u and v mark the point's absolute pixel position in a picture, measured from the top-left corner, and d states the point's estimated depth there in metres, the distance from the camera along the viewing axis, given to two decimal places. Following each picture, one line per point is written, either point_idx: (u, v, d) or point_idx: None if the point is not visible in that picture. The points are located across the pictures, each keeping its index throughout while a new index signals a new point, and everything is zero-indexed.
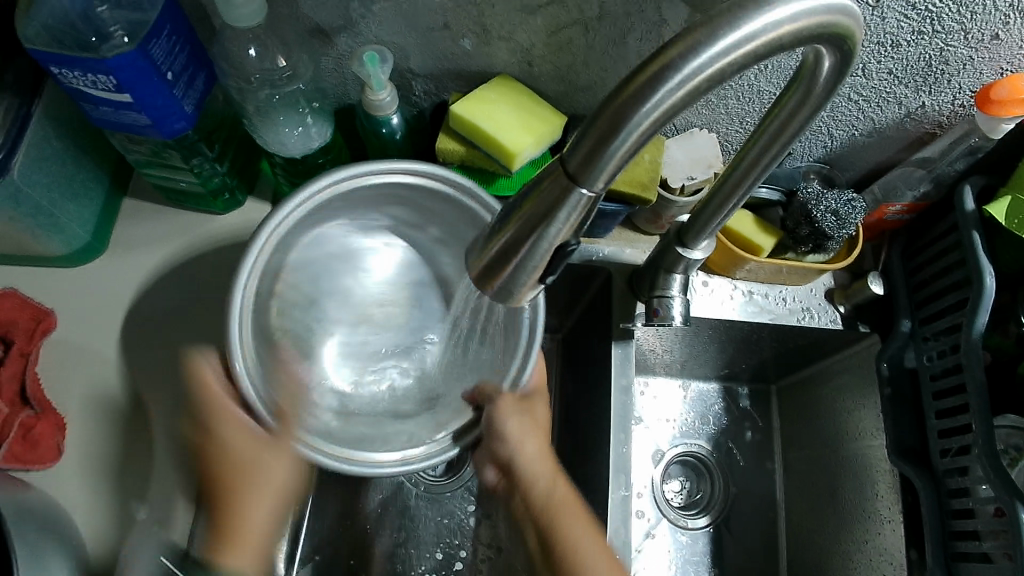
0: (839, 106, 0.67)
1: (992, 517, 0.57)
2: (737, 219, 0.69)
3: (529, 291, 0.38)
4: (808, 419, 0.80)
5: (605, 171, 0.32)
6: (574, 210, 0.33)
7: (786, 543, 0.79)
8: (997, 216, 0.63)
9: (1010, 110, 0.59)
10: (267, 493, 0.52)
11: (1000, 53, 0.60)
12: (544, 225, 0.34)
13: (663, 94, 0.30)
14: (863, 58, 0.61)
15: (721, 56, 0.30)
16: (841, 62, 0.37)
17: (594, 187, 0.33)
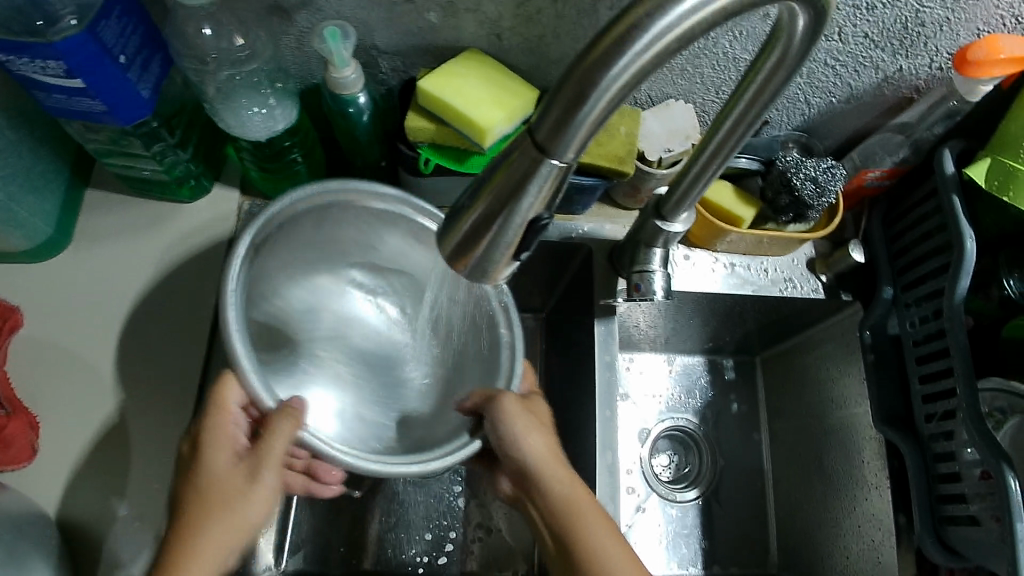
0: (816, 73, 0.66)
1: (977, 480, 0.57)
2: (716, 191, 0.68)
3: (502, 268, 0.37)
4: (792, 388, 0.80)
5: (574, 140, 0.31)
6: (544, 180, 0.32)
7: (775, 513, 0.79)
8: (976, 178, 0.63)
9: (987, 71, 0.58)
10: (232, 526, 0.47)
11: (975, 12, 0.59)
12: (513, 199, 0.33)
13: (630, 56, 0.29)
14: (838, 22, 0.60)
15: (691, 14, 0.29)
16: (812, 21, 0.36)
17: (564, 157, 0.32)
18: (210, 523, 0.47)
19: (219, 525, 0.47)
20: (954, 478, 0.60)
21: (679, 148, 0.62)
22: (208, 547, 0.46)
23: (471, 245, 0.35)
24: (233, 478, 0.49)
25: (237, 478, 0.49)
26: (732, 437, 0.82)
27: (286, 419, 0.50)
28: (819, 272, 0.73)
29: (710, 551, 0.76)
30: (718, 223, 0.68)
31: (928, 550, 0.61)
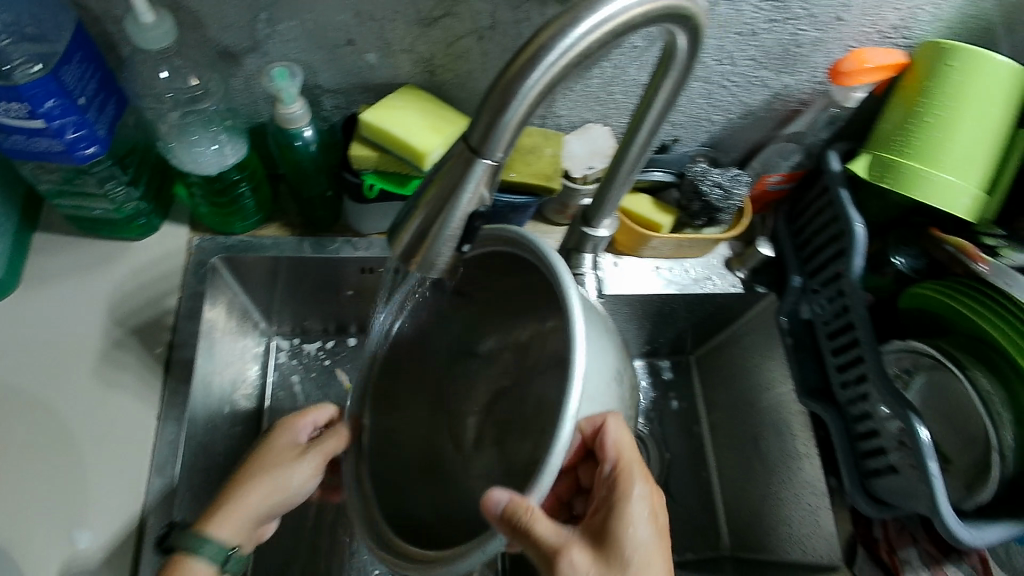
0: (716, 94, 0.74)
1: (894, 436, 0.64)
2: (635, 203, 0.75)
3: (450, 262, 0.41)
4: (724, 382, 0.88)
5: (505, 141, 0.36)
6: (477, 177, 0.37)
7: (721, 497, 0.85)
8: (857, 172, 0.72)
9: (856, 79, 0.68)
10: (271, 484, 0.58)
11: (841, 32, 0.69)
12: (456, 195, 0.37)
13: (542, 70, 0.35)
14: (727, 47, 0.68)
15: (589, 34, 0.35)
16: (692, 40, 0.43)
17: (494, 157, 0.37)
18: (258, 481, 0.57)
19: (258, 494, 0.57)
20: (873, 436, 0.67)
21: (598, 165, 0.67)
22: (247, 497, 0.56)
23: (420, 240, 0.39)
24: (283, 451, 0.61)
25: (286, 452, 0.60)
26: (675, 432, 0.88)
27: (337, 435, 0.61)
28: (735, 270, 0.81)
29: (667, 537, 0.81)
30: (639, 230, 0.74)
31: (860, 505, 0.67)
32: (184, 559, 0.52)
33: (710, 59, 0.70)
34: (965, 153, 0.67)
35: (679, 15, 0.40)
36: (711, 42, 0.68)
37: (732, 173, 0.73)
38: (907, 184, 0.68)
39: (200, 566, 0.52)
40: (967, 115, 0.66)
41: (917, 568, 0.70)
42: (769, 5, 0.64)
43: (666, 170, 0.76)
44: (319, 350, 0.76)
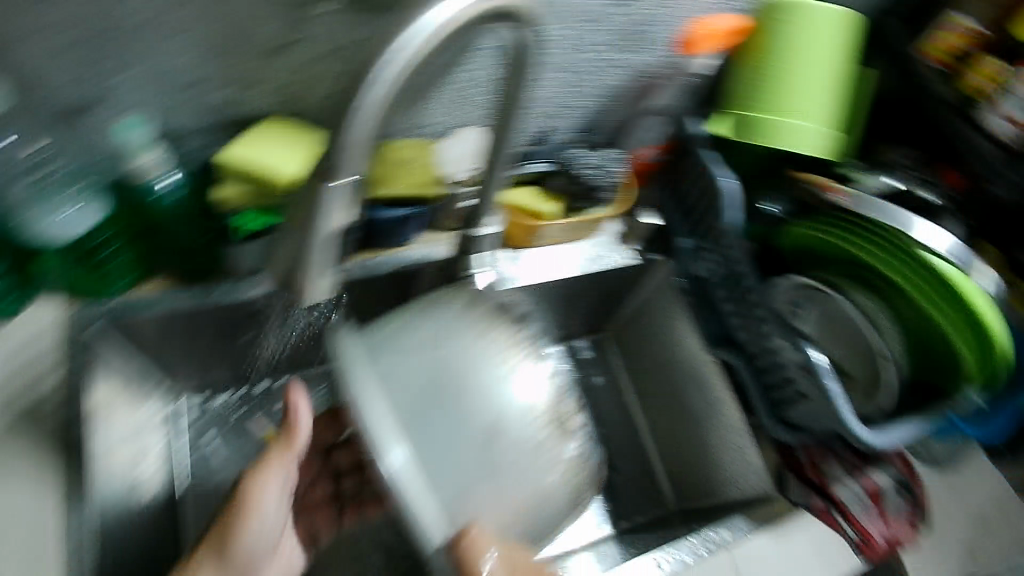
0: (578, 81, 0.76)
1: (800, 366, 0.69)
2: (522, 196, 0.76)
3: (328, 284, 0.44)
4: (639, 349, 0.92)
5: (352, 159, 0.39)
6: (333, 199, 0.39)
7: (660, 458, 0.89)
8: (721, 132, 0.77)
9: (700, 48, 0.74)
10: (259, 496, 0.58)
11: (683, 7, 0.73)
12: (316, 218, 0.39)
13: (370, 90, 0.38)
14: (583, 34, 0.70)
15: (404, 51, 0.38)
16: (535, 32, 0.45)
17: (346, 177, 0.39)
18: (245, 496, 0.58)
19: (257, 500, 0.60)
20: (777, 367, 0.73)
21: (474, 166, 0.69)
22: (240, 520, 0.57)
23: (303, 266, 0.41)
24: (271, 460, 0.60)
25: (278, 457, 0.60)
26: (604, 406, 0.91)
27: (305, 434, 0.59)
28: (631, 243, 0.85)
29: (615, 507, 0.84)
30: (527, 222, 0.75)
31: (773, 428, 0.75)
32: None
33: (564, 49, 0.71)
34: (809, 94, 0.73)
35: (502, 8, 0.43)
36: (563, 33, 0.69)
37: (608, 148, 0.80)
38: (768, 132, 0.74)
39: None
40: (803, 62, 0.72)
41: (844, 480, 0.76)
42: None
43: (545, 160, 0.78)
44: (231, 399, 0.75)
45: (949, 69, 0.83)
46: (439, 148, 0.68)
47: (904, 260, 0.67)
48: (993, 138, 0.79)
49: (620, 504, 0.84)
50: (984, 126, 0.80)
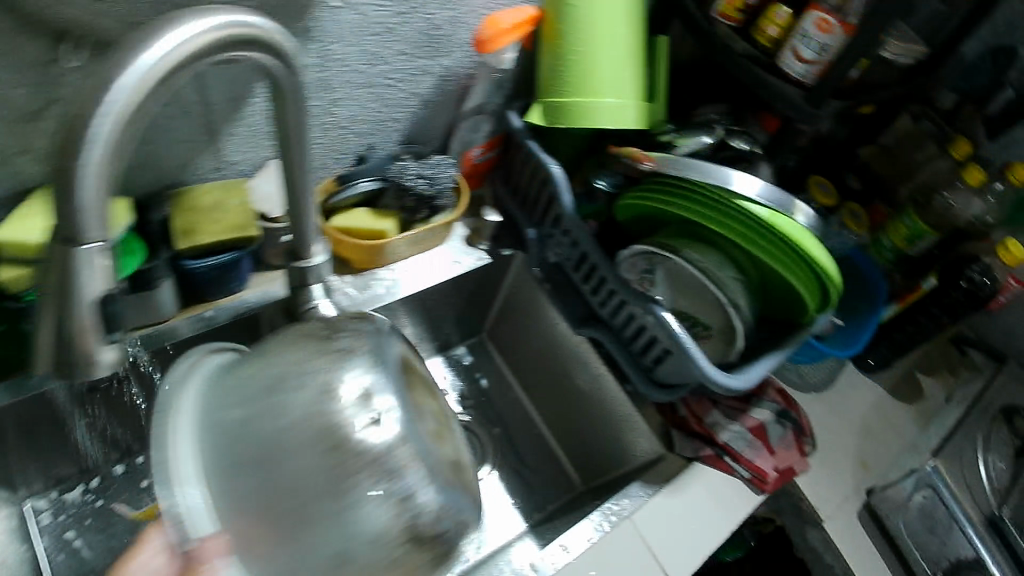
0: (385, 95, 0.73)
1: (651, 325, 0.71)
2: (357, 219, 0.74)
3: (106, 353, 0.40)
4: (516, 343, 0.94)
5: (95, 215, 0.37)
6: (90, 263, 0.38)
7: (558, 442, 0.92)
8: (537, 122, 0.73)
9: (498, 43, 0.69)
10: None
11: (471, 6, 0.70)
12: (73, 285, 0.37)
13: (96, 141, 0.36)
14: (372, 48, 0.67)
15: (131, 94, 0.36)
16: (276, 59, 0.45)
17: (95, 239, 0.38)
18: None
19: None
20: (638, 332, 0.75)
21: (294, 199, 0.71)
22: None
23: (78, 339, 0.38)
24: None
25: None
26: (495, 406, 0.94)
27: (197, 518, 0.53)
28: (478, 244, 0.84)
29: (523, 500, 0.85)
30: (369, 243, 0.74)
31: (653, 393, 0.76)
32: None
33: (358, 65, 0.67)
34: (611, 75, 0.71)
35: (244, 40, 0.41)
36: (349, 49, 0.65)
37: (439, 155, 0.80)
38: (581, 116, 0.71)
39: None
40: (598, 43, 0.70)
41: (726, 425, 0.79)
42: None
43: (371, 178, 0.75)
44: (84, 494, 0.72)
45: (740, 24, 0.83)
46: (251, 186, 0.69)
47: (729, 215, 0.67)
48: (793, 82, 0.80)
49: (524, 495, 0.86)
50: (785, 74, 0.80)
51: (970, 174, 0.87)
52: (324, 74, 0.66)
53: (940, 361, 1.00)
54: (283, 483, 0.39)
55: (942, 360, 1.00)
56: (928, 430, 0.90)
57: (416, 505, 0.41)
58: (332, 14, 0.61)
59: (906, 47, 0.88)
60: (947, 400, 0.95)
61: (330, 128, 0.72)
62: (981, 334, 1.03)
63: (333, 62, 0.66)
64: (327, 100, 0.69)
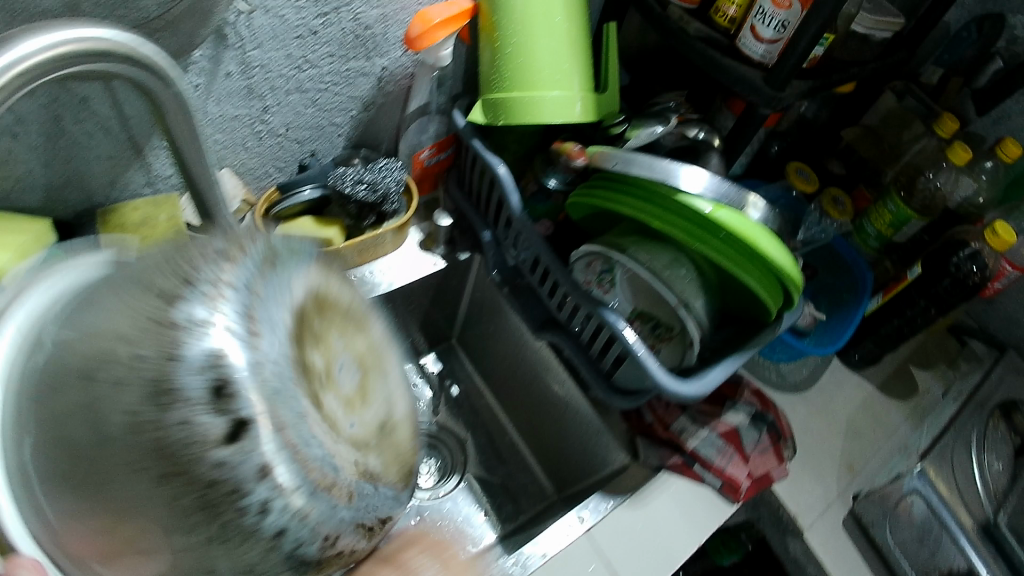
0: (320, 100, 0.69)
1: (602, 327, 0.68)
2: (297, 228, 0.71)
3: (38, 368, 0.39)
4: (483, 348, 0.91)
5: None
6: None
7: (529, 449, 0.88)
8: (479, 121, 0.70)
9: (431, 38, 0.65)
10: None
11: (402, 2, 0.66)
12: None
13: None
14: (298, 53, 0.64)
15: None
16: (141, 70, 0.43)
17: None
18: None
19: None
20: (597, 336, 0.70)
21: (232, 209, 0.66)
22: None
23: None
24: None
25: None
26: (464, 414, 0.91)
27: None
28: (433, 249, 0.82)
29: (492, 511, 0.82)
30: None
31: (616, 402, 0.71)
32: None
33: (283, 70, 0.64)
34: (551, 66, 0.67)
35: (94, 52, 0.39)
36: (271, 54, 0.62)
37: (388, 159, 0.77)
38: (527, 113, 0.66)
39: None
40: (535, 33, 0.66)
41: (694, 430, 0.74)
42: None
43: (313, 187, 0.72)
44: None
45: (697, 6, 0.78)
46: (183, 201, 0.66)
47: (676, 209, 0.63)
48: (755, 64, 0.74)
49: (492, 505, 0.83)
50: (746, 56, 0.75)
51: (954, 153, 0.81)
52: (248, 82, 0.63)
53: (936, 352, 0.94)
54: (113, 504, 0.31)
55: (939, 351, 0.94)
56: (921, 428, 0.85)
57: (292, 538, 0.33)
58: (247, 19, 0.58)
59: (882, 20, 0.82)
60: (943, 394, 0.89)
61: (265, 137, 0.69)
62: (982, 321, 0.97)
63: (256, 69, 0.62)
64: (256, 108, 0.65)
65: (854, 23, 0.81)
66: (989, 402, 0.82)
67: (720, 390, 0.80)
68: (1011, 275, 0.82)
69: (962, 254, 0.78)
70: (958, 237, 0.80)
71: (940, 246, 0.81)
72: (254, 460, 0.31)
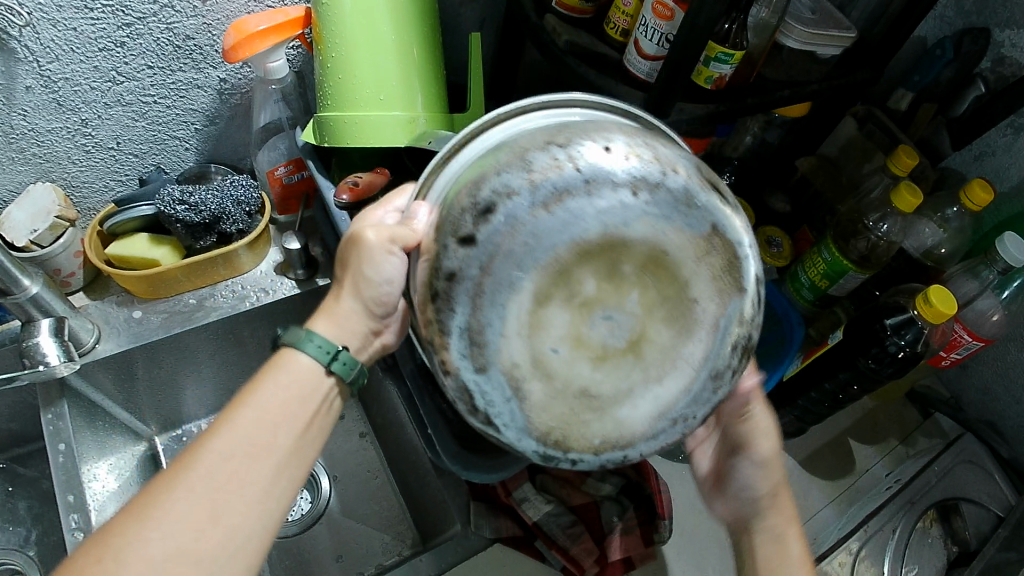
0: (151, 113, 0.64)
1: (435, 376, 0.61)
2: (127, 245, 0.65)
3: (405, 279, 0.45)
4: (364, 377, 0.84)
5: None
6: None
7: (398, 490, 0.81)
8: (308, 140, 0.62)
9: (251, 48, 0.57)
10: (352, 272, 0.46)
11: (225, 9, 0.59)
12: None
13: None
14: (108, 66, 0.58)
15: None
16: None
17: None
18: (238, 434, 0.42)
19: (277, 411, 0.44)
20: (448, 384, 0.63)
21: (45, 225, 0.61)
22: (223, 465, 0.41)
23: None
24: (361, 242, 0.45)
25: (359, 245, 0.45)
26: (341, 443, 0.85)
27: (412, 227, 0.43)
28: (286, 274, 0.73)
29: (342, 555, 0.77)
30: (136, 275, 0.65)
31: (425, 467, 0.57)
32: (290, 354, 0.46)
33: (94, 83, 0.58)
34: (374, 83, 0.58)
35: None
36: (72, 66, 0.56)
37: (238, 175, 0.70)
38: (359, 138, 0.58)
39: (303, 366, 0.46)
40: (360, 46, 0.57)
41: (537, 502, 0.66)
42: (94, 10, 0.53)
43: (147, 202, 0.65)
44: None
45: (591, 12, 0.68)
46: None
47: None
48: (638, 84, 0.63)
49: (347, 548, 0.77)
50: (632, 76, 0.64)
51: (899, 196, 0.67)
52: (55, 95, 0.58)
53: (890, 426, 0.83)
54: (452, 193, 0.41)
55: (892, 423, 0.83)
56: (843, 517, 0.74)
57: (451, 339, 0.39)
58: (31, 30, 0.52)
59: (828, 34, 0.69)
60: (885, 476, 0.78)
61: (92, 150, 0.64)
62: (955, 390, 0.86)
63: (60, 82, 0.57)
64: (72, 121, 0.60)
65: (780, 35, 0.69)
66: (923, 499, 0.74)
67: None
68: (969, 347, 0.68)
69: (888, 323, 0.65)
70: (895, 301, 0.67)
71: (871, 309, 0.68)
72: (458, 259, 0.38)
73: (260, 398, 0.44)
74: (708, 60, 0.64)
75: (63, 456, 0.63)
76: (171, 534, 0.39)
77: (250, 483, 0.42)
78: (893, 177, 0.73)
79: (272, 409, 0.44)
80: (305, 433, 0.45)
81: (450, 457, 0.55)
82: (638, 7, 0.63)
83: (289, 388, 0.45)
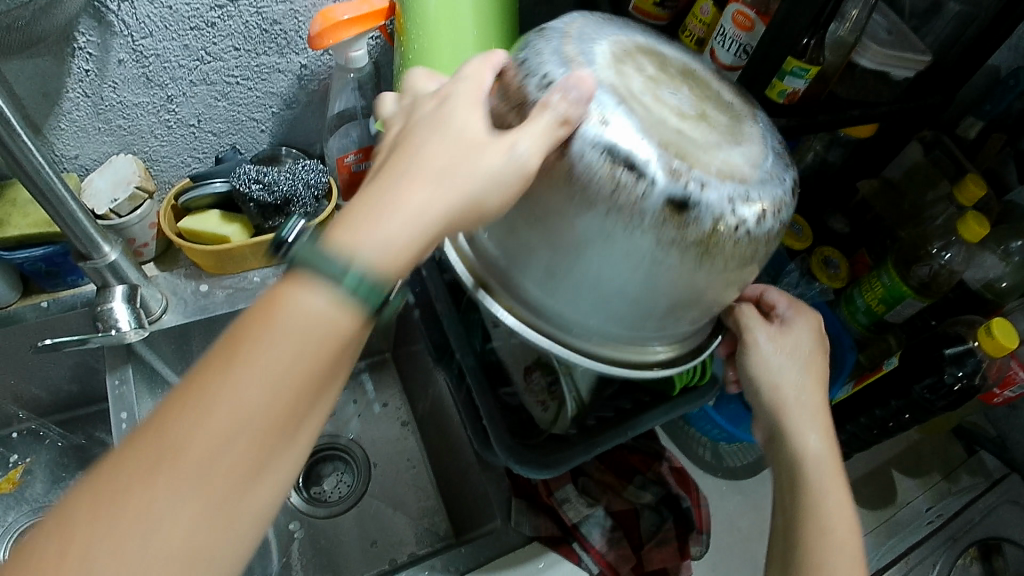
0: (232, 93, 0.65)
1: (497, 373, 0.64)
2: (199, 220, 0.67)
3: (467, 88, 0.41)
4: (413, 371, 0.86)
5: None
6: None
7: (435, 479, 0.82)
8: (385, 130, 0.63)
9: (334, 36, 0.58)
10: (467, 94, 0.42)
11: None
12: None
13: None
14: (198, 44, 0.59)
15: None
16: None
17: None
18: (214, 417, 0.30)
19: (269, 387, 0.31)
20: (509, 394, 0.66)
21: (125, 194, 0.63)
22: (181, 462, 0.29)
23: None
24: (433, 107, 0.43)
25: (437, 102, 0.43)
26: (384, 431, 0.87)
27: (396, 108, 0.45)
28: None
29: (378, 539, 0.78)
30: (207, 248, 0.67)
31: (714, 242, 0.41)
32: (326, 241, 0.33)
33: (182, 61, 0.60)
34: None
35: None
36: (164, 43, 0.58)
37: (309, 159, 0.72)
38: None
39: (321, 298, 0.32)
40: (445, 37, 0.58)
41: (578, 505, 0.66)
42: None
43: (221, 179, 0.67)
44: None
45: (668, 21, 0.68)
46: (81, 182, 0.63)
47: None
48: None
49: (381, 533, 0.78)
50: None
51: (965, 226, 0.66)
52: (145, 70, 0.59)
53: (934, 459, 0.82)
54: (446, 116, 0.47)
55: (937, 456, 0.82)
56: (882, 547, 0.74)
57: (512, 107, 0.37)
58: (130, 7, 0.54)
59: (908, 56, 0.68)
60: (926, 509, 0.77)
61: (174, 126, 0.66)
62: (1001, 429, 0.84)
63: (151, 57, 0.59)
64: (158, 96, 0.62)
65: (855, 54, 0.68)
66: (965, 536, 0.75)
67: (631, 461, 0.73)
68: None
69: (946, 353, 0.65)
70: (955, 330, 0.66)
71: (927, 337, 0.68)
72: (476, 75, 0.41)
73: (250, 370, 0.31)
74: (783, 74, 0.63)
75: (124, 424, 0.65)
76: (97, 551, 0.28)
77: (232, 482, 0.31)
78: (959, 207, 0.72)
79: (252, 387, 0.31)
80: (310, 417, 0.33)
81: (502, 448, 0.56)
82: (717, 16, 0.63)
83: (408, 237, 0.34)
